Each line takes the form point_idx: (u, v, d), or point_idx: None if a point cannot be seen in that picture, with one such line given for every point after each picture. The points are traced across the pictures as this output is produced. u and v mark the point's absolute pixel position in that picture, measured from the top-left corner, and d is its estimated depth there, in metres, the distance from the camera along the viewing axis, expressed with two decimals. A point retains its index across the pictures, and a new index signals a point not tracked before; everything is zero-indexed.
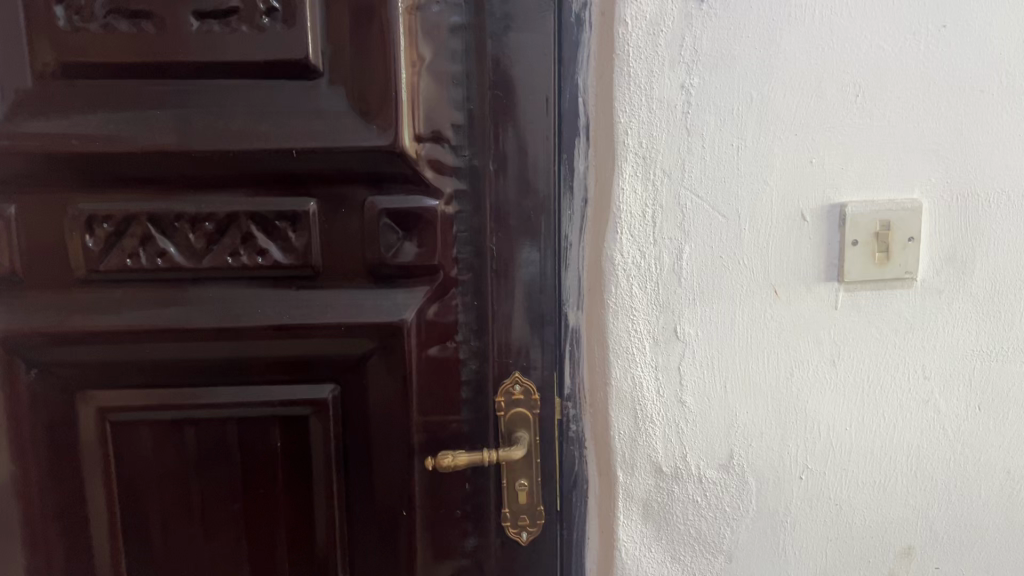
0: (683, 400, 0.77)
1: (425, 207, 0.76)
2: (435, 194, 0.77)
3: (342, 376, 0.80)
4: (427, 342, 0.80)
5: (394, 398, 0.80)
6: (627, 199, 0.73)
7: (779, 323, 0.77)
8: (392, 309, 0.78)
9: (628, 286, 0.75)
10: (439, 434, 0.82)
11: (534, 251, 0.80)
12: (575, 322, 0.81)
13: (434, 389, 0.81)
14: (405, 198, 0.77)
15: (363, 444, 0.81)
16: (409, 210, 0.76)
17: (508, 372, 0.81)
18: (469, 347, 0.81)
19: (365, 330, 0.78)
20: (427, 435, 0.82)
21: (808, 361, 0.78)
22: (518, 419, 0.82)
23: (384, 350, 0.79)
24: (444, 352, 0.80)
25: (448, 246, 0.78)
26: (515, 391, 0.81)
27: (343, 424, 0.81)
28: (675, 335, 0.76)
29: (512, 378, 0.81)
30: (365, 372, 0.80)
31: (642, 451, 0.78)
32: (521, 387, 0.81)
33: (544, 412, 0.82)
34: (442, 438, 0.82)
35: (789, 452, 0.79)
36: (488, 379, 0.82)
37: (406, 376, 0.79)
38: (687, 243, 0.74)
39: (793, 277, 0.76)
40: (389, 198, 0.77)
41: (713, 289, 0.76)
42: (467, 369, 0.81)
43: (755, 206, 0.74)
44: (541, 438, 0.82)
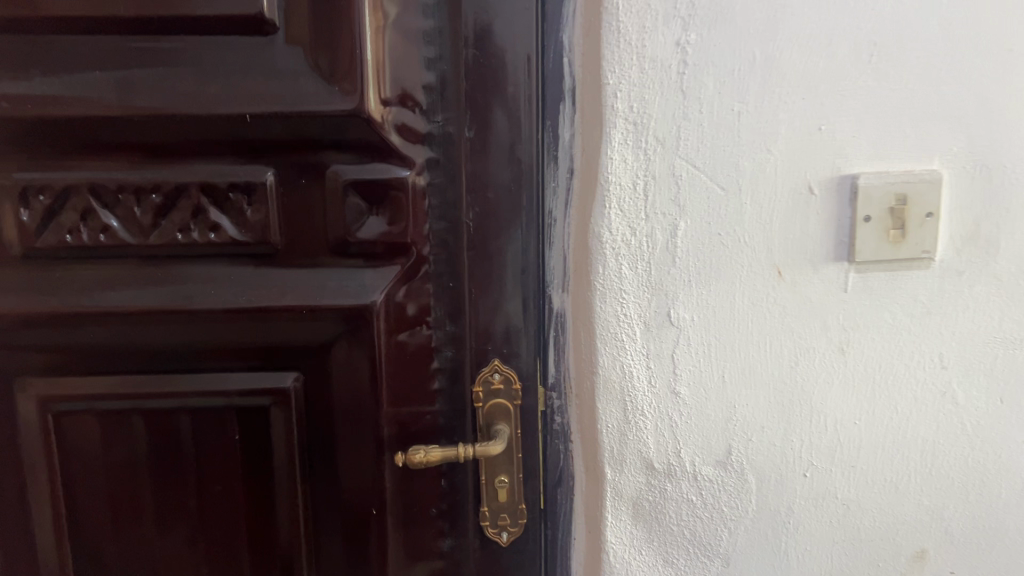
0: (677, 391, 0.71)
1: (394, 177, 0.69)
2: (405, 163, 0.70)
3: (306, 363, 0.74)
4: (398, 327, 0.73)
5: (363, 387, 0.74)
6: (616, 171, 0.66)
7: (784, 308, 0.70)
8: (359, 290, 0.71)
9: (617, 266, 0.68)
10: (412, 427, 0.75)
11: (514, 228, 0.73)
12: (558, 306, 0.74)
13: (405, 378, 0.74)
14: (373, 168, 0.69)
15: (329, 438, 0.75)
16: (377, 180, 0.69)
17: (488, 359, 0.75)
18: (444, 332, 0.74)
19: (330, 314, 0.71)
20: (399, 428, 0.75)
21: (814, 349, 0.71)
22: (499, 411, 0.75)
23: (351, 335, 0.72)
24: (416, 339, 0.74)
25: (420, 221, 0.71)
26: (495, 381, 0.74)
27: (307, 415, 0.75)
28: (668, 321, 0.69)
29: (492, 366, 0.74)
30: (330, 359, 0.73)
31: (632, 446, 0.72)
32: (500, 376, 0.75)
33: (527, 403, 0.75)
34: (416, 431, 0.76)
35: (793, 448, 0.73)
36: (465, 367, 0.75)
37: (375, 363, 0.73)
38: (682, 219, 0.68)
39: (799, 257, 0.69)
40: (355, 167, 0.69)
41: (710, 270, 0.69)
42: (442, 356, 0.75)
43: (757, 178, 0.67)
44: (523, 432, 0.76)
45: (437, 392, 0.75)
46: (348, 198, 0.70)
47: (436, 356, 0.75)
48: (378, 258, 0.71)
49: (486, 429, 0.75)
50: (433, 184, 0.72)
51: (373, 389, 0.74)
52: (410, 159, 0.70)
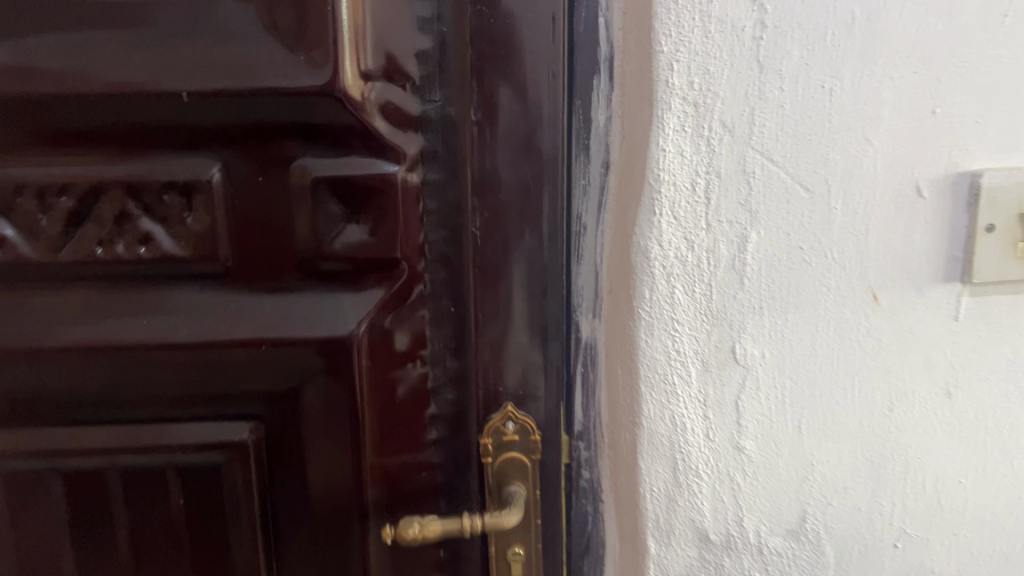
0: (741, 446, 0.56)
1: (379, 175, 0.53)
2: (392, 155, 0.53)
3: (267, 410, 0.58)
4: (385, 366, 0.57)
5: (341, 441, 0.58)
6: (671, 167, 0.51)
7: (878, 340, 0.55)
8: (335, 320, 0.55)
9: (668, 289, 0.53)
10: (403, 487, 0.60)
11: (534, 238, 0.56)
12: (588, 335, 0.59)
13: (395, 428, 0.59)
14: (352, 162, 0.53)
15: (299, 502, 0.59)
16: (356, 178, 0.53)
17: (498, 403, 0.59)
18: (443, 370, 0.59)
19: (298, 351, 0.56)
20: (388, 490, 0.60)
21: (914, 391, 0.56)
22: (513, 469, 0.59)
23: (324, 377, 0.56)
24: (407, 379, 0.58)
25: (411, 230, 0.55)
26: (508, 431, 0.59)
27: (270, 474, 0.59)
28: (733, 358, 0.54)
29: (504, 413, 0.59)
30: (298, 405, 0.57)
31: (684, 515, 0.57)
32: (515, 425, 0.59)
33: (547, 457, 0.60)
34: (408, 492, 0.60)
35: (882, 513, 0.58)
36: (470, 413, 0.59)
37: (357, 412, 0.57)
38: (754, 229, 0.52)
39: (900, 276, 0.54)
40: (328, 161, 0.53)
41: (787, 294, 0.54)
42: (441, 399, 0.59)
43: (852, 176, 0.52)
44: (543, 493, 0.60)
45: (434, 444, 0.60)
46: (320, 201, 0.54)
47: (433, 400, 0.59)
48: (358, 278, 0.55)
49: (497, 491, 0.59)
50: (429, 181, 0.55)
51: (353, 445, 0.57)
52: (400, 150, 0.53)
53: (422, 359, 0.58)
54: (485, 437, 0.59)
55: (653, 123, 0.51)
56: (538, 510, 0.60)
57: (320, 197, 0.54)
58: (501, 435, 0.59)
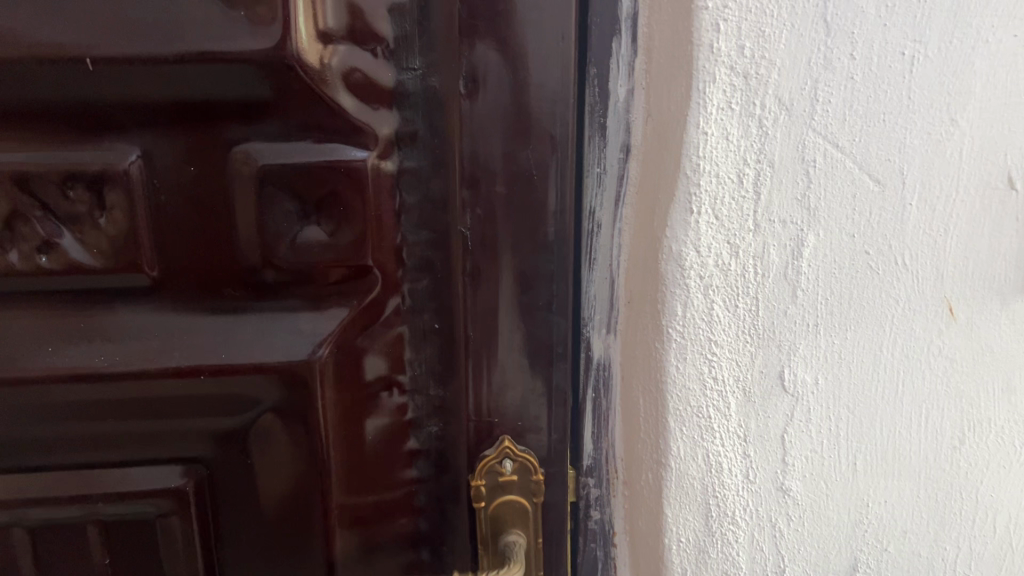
0: (786, 487, 0.47)
1: (344, 162, 0.42)
2: (360, 139, 0.42)
3: (211, 451, 0.47)
4: (355, 396, 0.46)
5: (301, 488, 0.47)
6: (714, 155, 0.41)
7: (952, 361, 0.45)
8: (293, 342, 0.44)
9: (706, 304, 0.43)
10: (378, 536, 0.50)
11: (537, 242, 0.46)
12: (600, 353, 0.49)
13: (367, 470, 0.48)
14: (309, 147, 0.42)
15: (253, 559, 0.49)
16: (314, 167, 0.42)
17: (493, 436, 0.49)
18: (425, 398, 0.49)
19: (248, 381, 0.45)
20: (361, 543, 0.49)
21: (991, 420, 0.47)
22: (512, 514, 0.49)
23: (279, 412, 0.46)
24: (383, 411, 0.48)
25: (385, 231, 0.44)
26: (506, 470, 0.48)
27: (217, 526, 0.48)
28: (781, 385, 0.45)
29: (501, 448, 0.48)
30: (248, 446, 0.47)
31: (716, 568, 0.48)
32: (513, 463, 0.49)
33: (551, 497, 0.50)
34: (384, 543, 0.50)
35: (945, 559, 0.49)
36: (458, 449, 0.49)
37: (320, 454, 0.46)
38: (813, 231, 0.42)
39: (983, 285, 0.44)
40: (280, 147, 0.42)
41: (848, 309, 0.44)
42: (423, 432, 0.49)
43: (932, 164, 0.42)
44: (546, 539, 0.51)
45: (415, 485, 0.50)
46: (270, 197, 0.42)
47: (414, 435, 0.49)
48: (319, 290, 0.45)
49: (493, 540, 0.49)
50: (408, 170, 0.45)
51: (318, 492, 0.47)
52: (370, 130, 0.42)
53: (400, 388, 0.48)
54: (478, 478, 0.48)
55: (691, 98, 0.40)
56: (540, 560, 0.50)
57: (269, 192, 0.42)
58: (497, 475, 0.49)
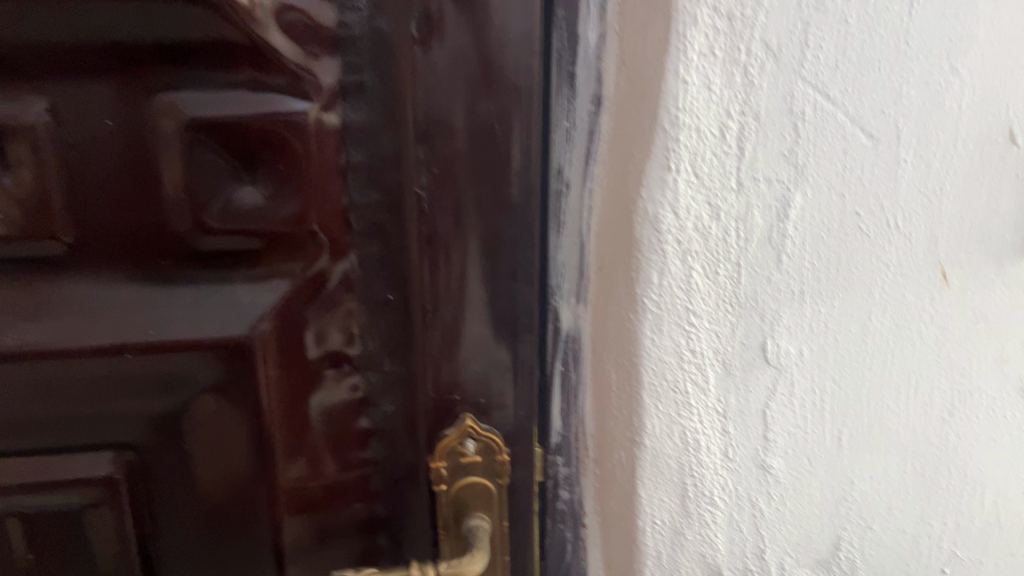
0: (767, 466, 0.44)
1: (282, 114, 0.38)
2: (300, 89, 0.38)
3: (144, 435, 0.43)
4: (300, 376, 0.43)
5: (245, 473, 0.43)
6: (694, 107, 0.37)
7: (944, 329, 0.43)
8: (231, 317, 0.40)
9: (684, 271, 0.40)
10: (332, 524, 0.46)
11: (502, 203, 0.40)
12: (569, 325, 0.44)
13: (316, 455, 0.44)
14: (243, 98, 0.37)
15: (194, 552, 0.45)
16: (249, 121, 0.37)
17: (454, 416, 0.44)
18: (379, 376, 0.44)
19: (183, 359, 0.41)
20: (311, 530, 0.46)
21: (982, 391, 0.44)
22: (475, 496, 0.45)
23: (217, 393, 0.42)
24: (331, 390, 0.44)
25: (330, 192, 0.40)
26: (469, 451, 0.44)
27: (153, 518, 0.44)
28: (763, 357, 0.42)
29: (462, 428, 0.44)
30: (185, 431, 0.43)
31: (692, 550, 0.46)
32: (476, 443, 0.44)
33: (518, 478, 0.46)
34: (337, 529, 0.46)
35: (930, 535, 0.47)
36: (416, 431, 0.45)
37: (264, 436, 0.43)
38: (800, 190, 0.39)
39: (977, 248, 0.41)
40: (209, 97, 0.37)
41: (836, 275, 0.41)
42: (377, 412, 0.45)
43: (929, 117, 0.39)
44: (509, 524, 0.46)
45: (370, 467, 0.46)
46: (199, 156, 0.38)
47: (367, 415, 0.45)
48: (259, 261, 0.40)
49: (455, 523, 0.45)
50: (354, 124, 0.39)
51: (263, 477, 0.44)
52: (312, 79, 0.38)
53: (350, 364, 0.44)
54: (438, 459, 0.44)
55: (671, 42, 0.37)
56: (506, 546, 0.46)
57: (198, 151, 0.38)
58: (459, 456, 0.44)
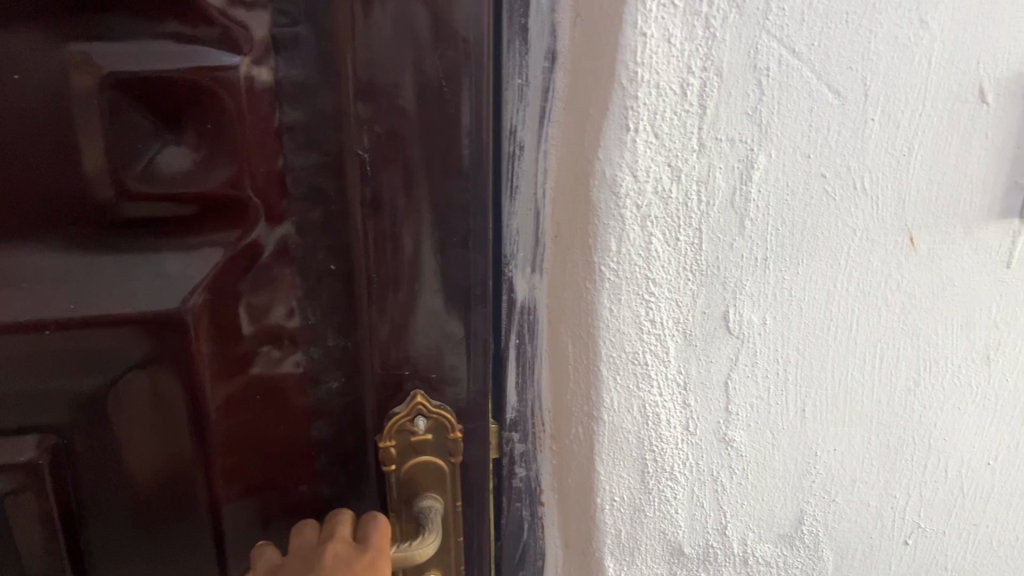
0: (729, 439, 0.42)
1: (206, 68, 0.34)
2: (228, 41, 0.34)
3: (68, 416, 0.40)
4: (237, 352, 0.40)
5: (180, 454, 0.41)
6: (654, 62, 0.35)
7: (911, 297, 0.41)
8: (161, 289, 0.37)
9: (643, 237, 0.37)
10: (276, 506, 0.44)
11: (453, 166, 0.38)
12: (525, 295, 0.42)
13: (258, 436, 0.42)
14: (166, 49, 0.34)
15: (128, 537, 0.42)
16: (173, 75, 0.34)
17: (404, 391, 0.42)
18: (322, 351, 0.42)
19: (110, 334, 0.38)
20: (254, 512, 0.43)
21: (948, 359, 0.43)
22: (426, 476, 0.43)
23: (148, 370, 0.39)
24: (271, 367, 0.41)
25: (262, 152, 0.37)
26: (419, 429, 0.42)
27: (83, 504, 0.42)
28: (724, 327, 0.40)
29: (412, 404, 0.42)
30: (116, 411, 0.40)
31: (653, 528, 0.43)
32: (427, 420, 0.42)
33: (472, 455, 0.44)
34: (281, 512, 0.44)
35: (893, 507, 0.46)
36: (364, 407, 0.43)
37: (200, 414, 0.40)
38: (764, 151, 0.37)
39: (944, 212, 0.40)
40: (129, 48, 0.34)
41: (801, 240, 0.39)
42: (322, 389, 0.42)
43: (898, 74, 0.37)
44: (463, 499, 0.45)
45: (315, 450, 0.43)
46: (121, 113, 0.35)
47: (312, 393, 0.42)
48: (190, 231, 0.37)
49: (406, 505, 0.43)
50: (288, 81, 0.36)
51: (200, 458, 0.41)
52: (241, 30, 0.34)
53: (291, 338, 0.41)
54: (387, 438, 0.42)
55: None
56: (459, 525, 0.45)
57: (119, 108, 0.35)
58: (409, 435, 0.42)
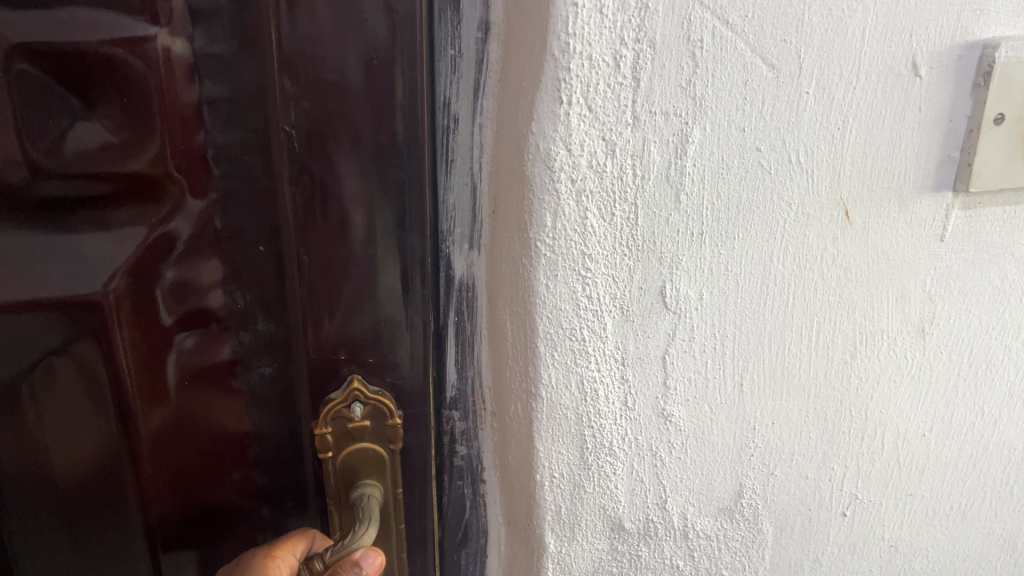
0: (668, 414, 0.42)
1: (125, 42, 0.33)
2: (147, 11, 0.33)
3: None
4: (161, 337, 0.39)
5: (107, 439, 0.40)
6: (585, 33, 0.34)
7: (846, 271, 0.41)
8: (81, 272, 0.36)
9: (578, 212, 0.37)
10: (210, 493, 0.43)
11: (386, 143, 0.37)
12: (462, 272, 0.41)
13: (186, 421, 0.41)
14: (76, 19, 0.32)
15: (51, 528, 0.41)
16: (88, 48, 0.33)
17: (340, 378, 0.41)
18: (252, 335, 0.41)
19: (29, 317, 0.37)
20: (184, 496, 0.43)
21: (884, 332, 0.43)
22: (364, 463, 0.43)
23: (69, 355, 0.38)
24: (201, 353, 0.40)
25: (186, 131, 0.36)
26: (355, 415, 0.42)
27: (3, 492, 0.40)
28: (662, 302, 0.40)
29: (348, 390, 0.41)
30: (38, 397, 0.39)
31: (593, 503, 0.44)
32: (363, 406, 0.42)
33: (410, 441, 0.44)
34: (215, 499, 0.43)
35: (832, 480, 0.47)
36: (298, 392, 0.42)
37: (126, 402, 0.39)
38: (699, 124, 0.37)
39: (879, 185, 0.40)
40: (38, 19, 0.32)
41: (737, 214, 0.39)
42: (253, 375, 0.42)
43: (831, 47, 0.37)
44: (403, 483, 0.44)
45: (247, 437, 0.43)
46: (32, 89, 0.33)
47: (240, 380, 0.42)
48: (111, 208, 0.36)
49: (344, 492, 0.43)
50: (207, 55, 0.35)
51: (127, 443, 0.40)
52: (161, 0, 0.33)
53: (219, 322, 0.40)
54: (322, 425, 0.41)
55: None
56: (399, 512, 0.45)
57: (28, 84, 0.33)
58: (345, 421, 0.42)
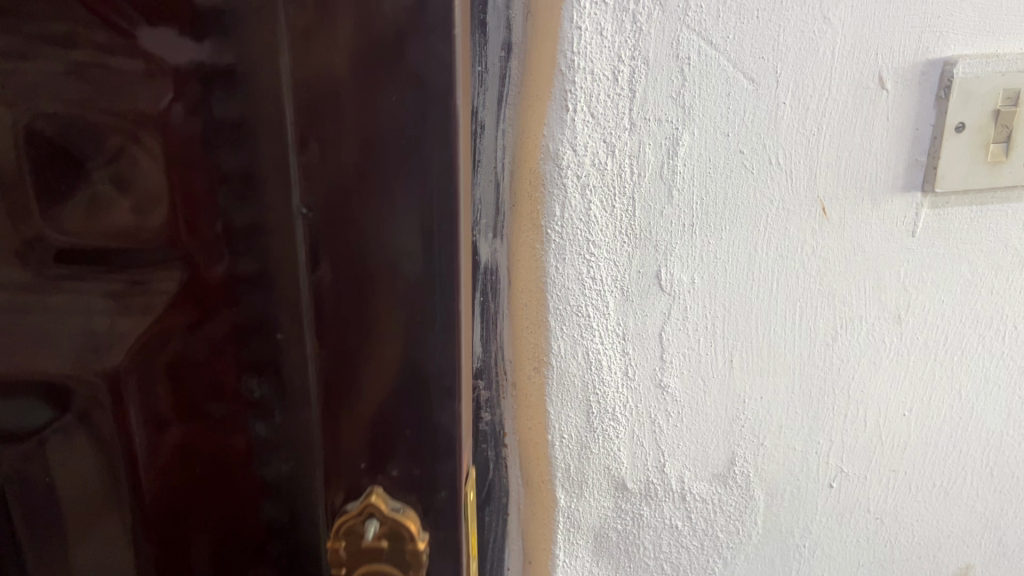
0: (664, 384, 0.48)
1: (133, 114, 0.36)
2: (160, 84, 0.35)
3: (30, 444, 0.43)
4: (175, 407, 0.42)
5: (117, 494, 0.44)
6: (588, 52, 0.40)
7: (824, 261, 0.47)
8: (95, 345, 0.40)
9: (583, 204, 0.43)
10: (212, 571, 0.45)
11: (412, 234, 0.36)
12: (487, 259, 0.46)
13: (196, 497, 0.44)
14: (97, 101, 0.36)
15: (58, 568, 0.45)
16: (103, 119, 0.36)
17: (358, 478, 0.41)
18: (268, 428, 0.42)
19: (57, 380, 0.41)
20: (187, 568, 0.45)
21: (863, 319, 0.49)
22: None
23: (85, 422, 0.42)
24: (216, 432, 0.42)
25: (202, 217, 0.38)
26: (369, 533, 0.40)
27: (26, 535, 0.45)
28: (658, 284, 0.46)
29: (366, 503, 0.40)
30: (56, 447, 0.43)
31: (597, 463, 0.50)
32: (380, 525, 0.40)
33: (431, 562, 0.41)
34: None
35: (818, 452, 0.52)
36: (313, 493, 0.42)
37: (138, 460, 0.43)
38: (688, 130, 0.43)
39: (851, 184, 0.45)
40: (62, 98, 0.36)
41: (723, 208, 0.45)
42: (270, 467, 0.43)
43: (805, 62, 0.43)
44: None
45: (266, 528, 0.44)
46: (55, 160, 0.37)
47: (258, 469, 0.43)
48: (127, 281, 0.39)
49: None
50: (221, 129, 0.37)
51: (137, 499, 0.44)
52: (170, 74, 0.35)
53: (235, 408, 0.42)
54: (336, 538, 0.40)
55: None
56: None
57: (56, 164, 0.37)
58: (359, 538, 0.40)
